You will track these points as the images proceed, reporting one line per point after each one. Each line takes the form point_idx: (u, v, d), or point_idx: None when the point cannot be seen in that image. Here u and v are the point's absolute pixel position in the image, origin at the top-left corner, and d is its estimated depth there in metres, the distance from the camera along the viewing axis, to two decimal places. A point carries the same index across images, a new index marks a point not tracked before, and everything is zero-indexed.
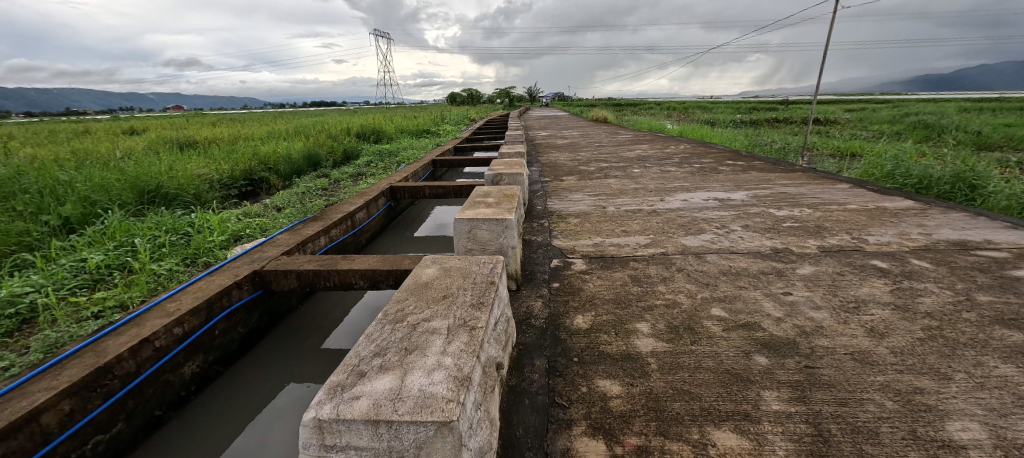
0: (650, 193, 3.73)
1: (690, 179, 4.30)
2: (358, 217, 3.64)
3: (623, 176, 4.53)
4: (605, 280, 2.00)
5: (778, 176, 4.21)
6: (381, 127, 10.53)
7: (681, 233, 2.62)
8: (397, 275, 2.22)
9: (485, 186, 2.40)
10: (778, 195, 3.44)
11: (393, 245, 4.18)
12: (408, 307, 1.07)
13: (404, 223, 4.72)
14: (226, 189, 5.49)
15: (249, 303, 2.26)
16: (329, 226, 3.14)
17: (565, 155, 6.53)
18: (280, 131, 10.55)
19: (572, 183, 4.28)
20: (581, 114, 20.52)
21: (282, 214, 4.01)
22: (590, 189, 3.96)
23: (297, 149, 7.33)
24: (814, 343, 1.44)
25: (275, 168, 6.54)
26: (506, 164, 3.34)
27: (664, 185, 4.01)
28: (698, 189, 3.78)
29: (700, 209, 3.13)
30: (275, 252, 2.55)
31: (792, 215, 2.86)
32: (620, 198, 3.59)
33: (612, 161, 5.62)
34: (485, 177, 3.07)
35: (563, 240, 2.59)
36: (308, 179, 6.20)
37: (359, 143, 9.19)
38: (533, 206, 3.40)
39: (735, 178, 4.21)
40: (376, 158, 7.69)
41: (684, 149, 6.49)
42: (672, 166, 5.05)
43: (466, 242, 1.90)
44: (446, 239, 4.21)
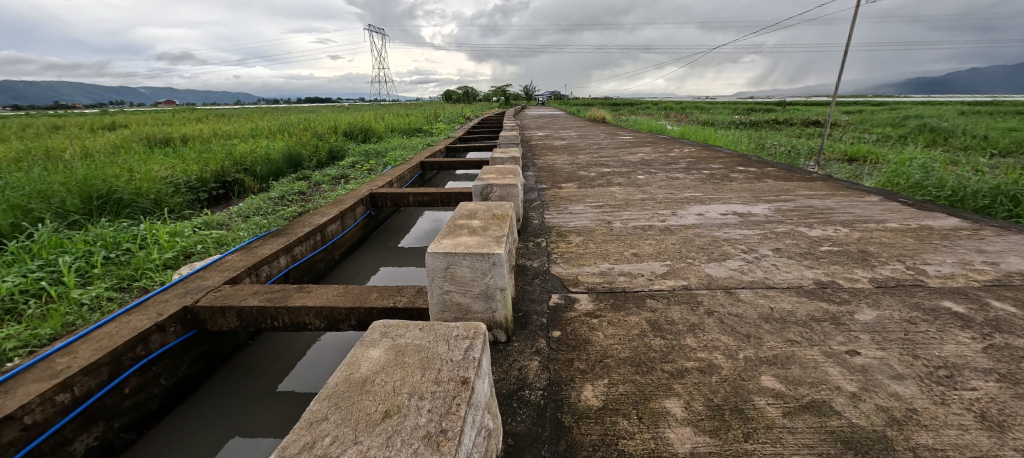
0: (660, 204, 3.33)
1: (701, 188, 3.90)
2: (330, 229, 3.21)
3: (628, 183, 4.13)
4: (618, 329, 1.59)
5: (798, 185, 3.84)
6: (370, 126, 10.04)
7: (702, 258, 2.22)
8: (361, 315, 1.81)
9: (471, 203, 1.98)
10: (805, 210, 3.05)
11: (375, 259, 3.76)
12: (323, 441, 0.66)
13: (388, 233, 4.30)
14: (192, 193, 5.02)
15: (177, 348, 1.84)
16: (293, 243, 2.72)
17: (564, 157, 6.11)
18: (265, 128, 10.07)
19: (571, 192, 3.87)
20: (578, 114, 20.09)
21: (247, 224, 3.58)
22: (592, 200, 3.55)
23: (277, 149, 6.86)
24: (914, 441, 1.04)
25: (250, 169, 6.08)
26: (498, 172, 2.93)
27: (674, 195, 3.61)
28: (713, 201, 3.39)
29: (720, 226, 2.73)
30: (217, 281, 2.12)
31: (827, 237, 2.47)
32: (626, 210, 3.19)
33: (613, 166, 5.21)
34: (474, 188, 2.65)
35: (564, 266, 2.18)
36: (286, 181, 5.74)
37: (346, 142, 8.73)
38: (528, 220, 2.99)
39: (751, 188, 3.83)
40: (363, 158, 7.25)
41: (690, 153, 6.10)
42: (679, 172, 4.65)
43: (441, 282, 1.48)
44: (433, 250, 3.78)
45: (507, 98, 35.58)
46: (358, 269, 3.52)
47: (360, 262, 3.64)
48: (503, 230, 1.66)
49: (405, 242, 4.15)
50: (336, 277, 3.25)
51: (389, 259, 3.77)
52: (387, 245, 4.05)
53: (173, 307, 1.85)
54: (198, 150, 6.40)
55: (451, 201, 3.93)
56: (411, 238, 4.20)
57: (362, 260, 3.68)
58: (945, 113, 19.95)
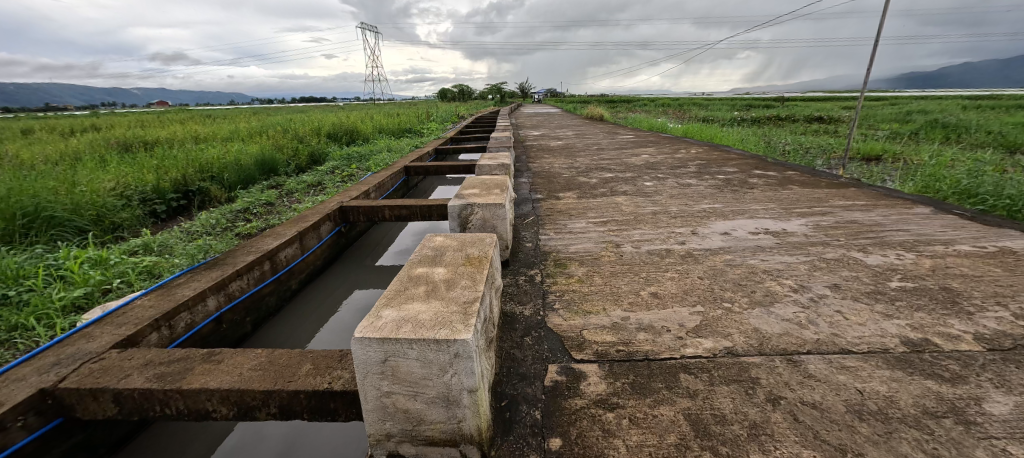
0: (675, 220, 2.83)
1: (719, 197, 3.41)
2: (285, 255, 2.70)
3: (634, 192, 3.63)
4: (645, 433, 1.08)
5: (830, 194, 3.36)
6: (356, 126, 9.48)
7: (743, 301, 1.72)
8: (283, 400, 1.30)
9: (438, 241, 1.48)
10: (850, 227, 2.56)
11: (347, 284, 3.27)
12: None
13: (366, 249, 3.81)
14: (146, 206, 4.49)
15: (29, 449, 1.32)
16: (231, 276, 2.21)
17: (561, 160, 5.60)
18: (244, 130, 9.49)
19: (570, 203, 3.36)
20: (575, 113, 19.70)
21: (191, 245, 3.06)
22: (595, 214, 3.05)
23: (250, 153, 6.31)
24: None
25: (217, 178, 5.55)
26: (483, 186, 2.41)
27: (690, 207, 3.11)
28: (737, 215, 2.89)
29: (754, 252, 2.23)
30: (107, 342, 1.60)
31: (892, 268, 1.98)
32: (636, 228, 2.69)
33: (616, 171, 4.71)
34: (451, 209, 2.11)
35: (564, 315, 1.67)
36: (255, 190, 5.20)
37: (329, 145, 8.19)
38: (520, 244, 2.48)
39: (777, 197, 3.33)
40: (344, 162, 6.73)
41: (698, 154, 5.60)
42: (691, 177, 4.15)
43: (379, 381, 0.97)
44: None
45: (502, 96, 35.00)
46: (325, 298, 3.03)
47: (328, 288, 3.16)
48: (477, 286, 1.15)
49: (384, 260, 3.65)
50: (293, 312, 2.74)
51: (364, 283, 3.28)
52: (363, 265, 3.55)
53: (22, 392, 1.32)
54: (162, 156, 5.85)
55: (433, 214, 3.42)
56: (391, 254, 3.71)
57: (331, 286, 3.20)
58: (948, 109, 19.64)
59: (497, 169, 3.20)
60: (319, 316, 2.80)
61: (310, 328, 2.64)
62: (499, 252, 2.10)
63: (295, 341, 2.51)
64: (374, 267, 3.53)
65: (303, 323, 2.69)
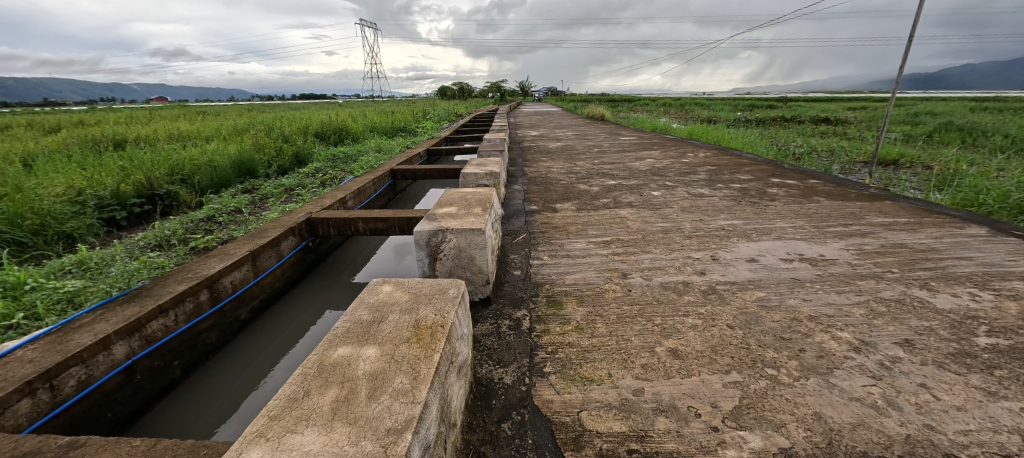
0: (691, 240, 2.42)
1: (737, 210, 3.00)
2: (232, 281, 2.29)
3: (640, 204, 3.21)
4: None
5: (864, 208, 2.95)
6: (345, 125, 9.03)
7: (792, 366, 1.31)
8: None
9: (382, 296, 1.07)
10: (900, 254, 2.15)
11: (314, 307, 2.87)
12: None
13: (342, 265, 3.40)
14: (102, 212, 4.08)
15: None
16: (150, 314, 1.80)
17: (559, 164, 5.18)
18: (229, 128, 9.07)
19: (568, 216, 2.95)
20: (575, 111, 19.28)
21: (129, 264, 2.64)
22: (597, 231, 2.63)
23: (227, 154, 5.90)
24: None
25: (188, 180, 5.14)
26: (463, 203, 2.00)
27: (706, 224, 2.70)
28: (762, 235, 2.47)
29: (792, 287, 1.81)
30: None
31: (972, 315, 1.57)
32: (646, 251, 2.28)
33: (619, 177, 4.29)
34: (418, 230, 1.65)
35: (557, 386, 1.26)
36: (227, 195, 4.79)
37: (315, 144, 7.77)
38: (507, 271, 2.07)
39: (804, 212, 2.91)
40: (329, 163, 6.31)
41: (707, 159, 5.18)
42: (702, 186, 3.73)
43: None
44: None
45: (502, 94, 34.52)
46: (286, 325, 2.64)
47: (290, 313, 2.75)
48: (419, 390, 0.74)
49: (360, 278, 3.25)
50: (242, 347, 2.35)
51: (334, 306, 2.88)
52: (335, 284, 3.15)
53: None
54: (130, 156, 5.42)
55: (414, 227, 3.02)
56: (368, 271, 3.31)
57: (294, 310, 2.80)
58: (955, 110, 19.26)
59: (485, 177, 2.78)
60: (275, 348, 2.41)
61: (260, 365, 2.26)
62: (479, 287, 1.69)
63: (240, 385, 2.13)
64: (348, 286, 3.13)
65: (253, 360, 2.30)
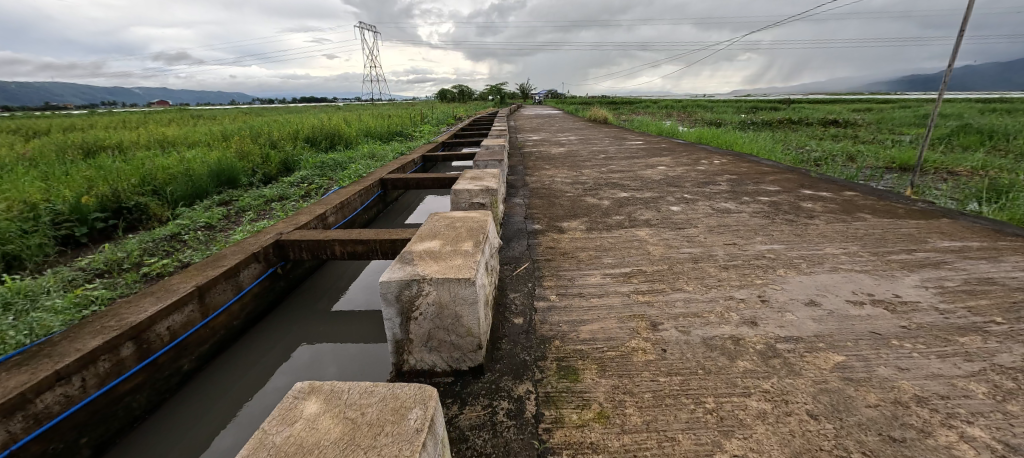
0: (728, 272, 2.00)
1: (775, 231, 2.58)
2: (171, 326, 1.89)
3: (660, 222, 2.80)
4: None
5: (924, 230, 2.53)
6: (338, 130, 8.63)
7: None
8: None
9: (297, 431, 0.66)
10: (997, 294, 1.72)
11: (289, 339, 2.52)
12: None
13: (323, 288, 3.04)
14: (58, 229, 3.67)
15: None
16: (43, 384, 1.39)
17: (564, 173, 4.77)
18: (217, 133, 8.68)
19: (578, 238, 2.53)
20: (578, 114, 18.86)
21: (55, 298, 2.21)
22: (614, 258, 2.21)
23: (206, 162, 5.49)
24: None
25: (161, 191, 4.73)
26: (449, 234, 1.57)
27: (741, 249, 2.28)
28: (814, 266, 2.05)
29: (877, 349, 1.39)
30: None
31: None
32: (676, 288, 1.86)
33: (631, 188, 3.87)
34: (384, 282, 1.22)
35: None
36: (201, 207, 4.37)
37: (305, 150, 7.37)
38: (505, 320, 1.64)
39: (853, 233, 2.49)
40: (317, 171, 5.90)
41: (724, 167, 4.77)
42: (726, 199, 3.32)
43: None
44: (378, 322, 2.53)
45: (503, 96, 34.19)
46: (255, 362, 2.30)
47: (260, 346, 2.40)
48: None
49: (343, 304, 2.88)
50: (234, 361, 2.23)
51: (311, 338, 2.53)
52: (314, 312, 2.79)
53: None
54: (99, 164, 5.01)
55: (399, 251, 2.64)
56: (352, 296, 2.96)
57: (266, 343, 2.45)
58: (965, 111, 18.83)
59: (481, 194, 2.36)
60: (241, 390, 2.10)
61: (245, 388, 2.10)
62: (468, 354, 1.28)
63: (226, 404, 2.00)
64: (329, 314, 2.78)
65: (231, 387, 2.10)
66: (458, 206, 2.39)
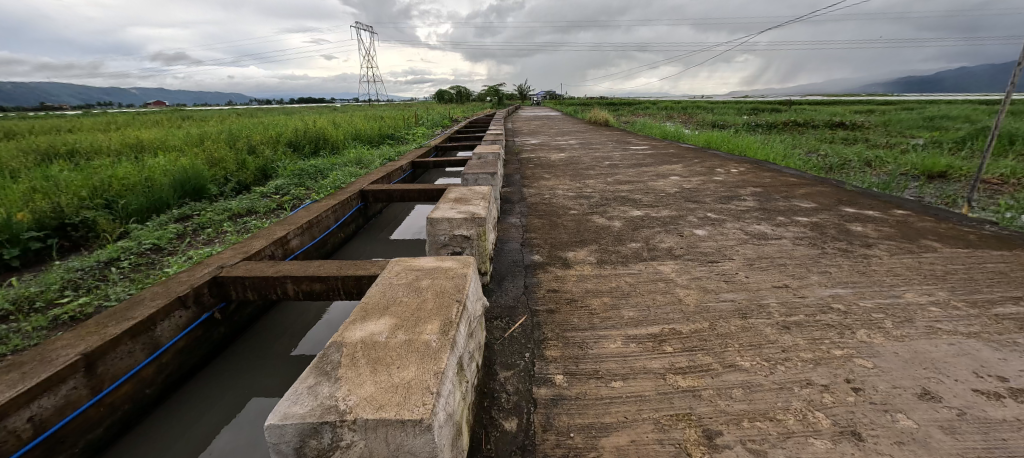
0: (792, 336, 1.49)
1: (832, 266, 2.08)
2: (39, 413, 1.39)
3: (686, 253, 2.30)
4: None
5: (1017, 266, 2.04)
6: (324, 134, 8.10)
7: None
8: None
9: None
10: None
11: (234, 395, 2.05)
12: None
13: (281, 328, 2.54)
14: None
15: None
16: None
17: (566, 183, 4.27)
18: (195, 136, 8.11)
19: (589, 277, 2.02)
20: (577, 115, 18.45)
21: None
22: (636, 310, 1.70)
23: (171, 169, 4.96)
24: None
25: (115, 204, 4.19)
26: (407, 308, 1.05)
27: (799, 296, 1.78)
28: (902, 327, 1.55)
29: None
30: None
31: None
32: (728, 364, 1.35)
33: (644, 203, 3.37)
34: (273, 427, 0.70)
35: None
36: (156, 223, 3.85)
37: (286, 155, 6.84)
38: (491, 426, 1.13)
39: (929, 272, 2.00)
40: (295, 178, 5.39)
41: (744, 177, 4.29)
42: (759, 220, 2.83)
43: None
44: None
45: (500, 97, 33.69)
46: (181, 434, 1.82)
47: (191, 413, 1.92)
48: None
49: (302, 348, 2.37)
50: (221, 372, 2.16)
51: (259, 391, 2.04)
52: (265, 361, 2.29)
53: None
54: (46, 174, 4.45)
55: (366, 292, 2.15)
56: (314, 336, 2.45)
57: (198, 407, 1.96)
58: (970, 113, 18.45)
59: (465, 223, 1.83)
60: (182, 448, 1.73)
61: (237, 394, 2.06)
62: None
63: (220, 408, 1.97)
64: (285, 361, 2.28)
65: (222, 393, 2.05)
66: (436, 239, 1.87)
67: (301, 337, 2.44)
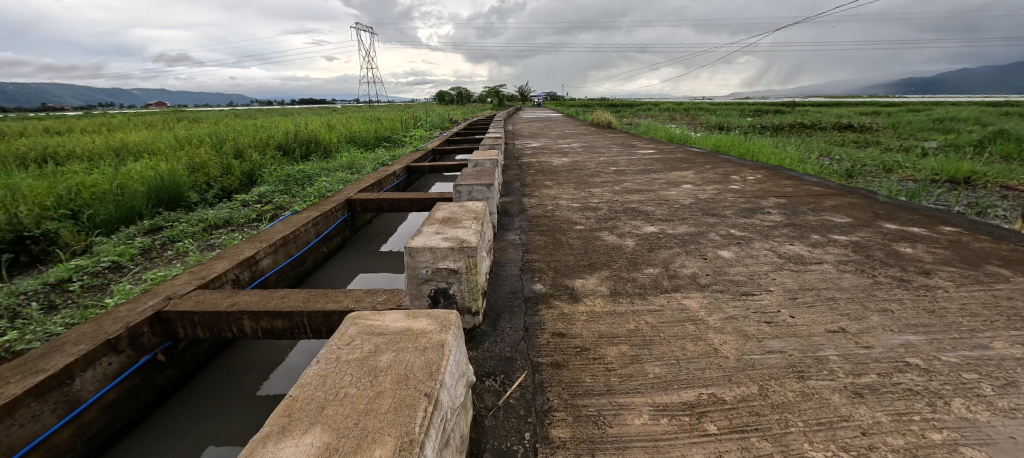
0: (870, 411, 1.15)
1: (892, 303, 1.74)
2: None
3: (714, 282, 1.96)
4: None
5: None
6: (317, 136, 7.78)
7: None
8: None
9: None
10: None
11: (184, 449, 1.71)
12: None
13: (245, 364, 2.20)
14: None
15: None
16: None
17: (570, 192, 3.94)
18: (182, 139, 7.79)
19: (601, 315, 1.69)
20: (578, 117, 18.17)
21: None
22: (662, 365, 1.36)
23: (146, 175, 4.63)
24: None
25: (81, 214, 3.87)
26: (352, 413, 0.72)
27: (863, 347, 1.44)
28: (1008, 395, 1.21)
29: None
30: None
31: None
32: (795, 457, 1.01)
33: (658, 217, 3.04)
34: None
35: None
36: (122, 237, 3.53)
37: (274, 159, 6.52)
38: None
39: (1013, 311, 1.66)
40: (281, 185, 5.06)
41: (763, 186, 3.95)
42: (791, 239, 2.49)
43: None
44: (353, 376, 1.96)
45: (501, 98, 33.41)
46: None
47: None
48: None
49: (269, 388, 2.04)
50: (180, 413, 1.88)
51: (212, 444, 1.71)
52: (223, 406, 1.94)
53: None
54: (9, 181, 4.12)
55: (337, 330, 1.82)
56: (284, 373, 2.12)
57: None
58: (979, 115, 18.09)
59: (451, 253, 1.49)
60: None
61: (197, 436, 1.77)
62: None
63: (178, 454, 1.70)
64: (247, 404, 1.94)
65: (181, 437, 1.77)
66: (415, 272, 1.53)
67: (268, 374, 2.11)
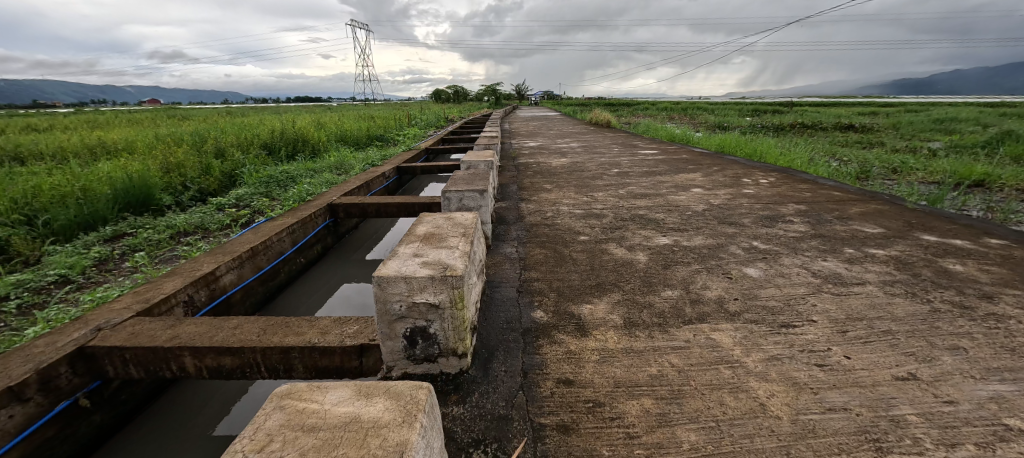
0: None
1: (960, 338, 1.46)
2: None
3: (746, 309, 1.66)
4: None
5: None
6: (304, 135, 7.43)
7: None
8: None
9: None
10: None
11: None
12: None
13: (197, 402, 1.88)
14: None
15: None
16: None
17: (571, 197, 3.64)
18: (162, 137, 7.41)
19: (616, 355, 1.39)
20: (576, 116, 17.89)
21: None
22: (699, 430, 1.07)
23: (114, 177, 4.28)
24: None
25: (35, 220, 3.52)
26: None
27: (946, 403, 1.15)
28: None
29: None
30: None
31: None
32: None
33: (670, 225, 2.75)
34: None
35: None
36: (77, 246, 3.19)
37: (257, 159, 6.17)
38: None
39: None
40: (261, 187, 4.73)
41: (779, 190, 3.67)
42: (823, 254, 2.21)
43: None
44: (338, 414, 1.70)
45: (497, 96, 33.09)
46: None
47: None
48: None
49: (224, 429, 1.74)
50: None
51: None
52: (168, 451, 1.64)
53: None
54: None
55: (297, 370, 1.51)
56: (242, 411, 1.81)
57: None
58: (978, 115, 17.96)
59: (431, 284, 1.19)
60: None
61: None
62: None
63: None
64: (193, 451, 1.63)
65: None
66: (386, 308, 1.22)
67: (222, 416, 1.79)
